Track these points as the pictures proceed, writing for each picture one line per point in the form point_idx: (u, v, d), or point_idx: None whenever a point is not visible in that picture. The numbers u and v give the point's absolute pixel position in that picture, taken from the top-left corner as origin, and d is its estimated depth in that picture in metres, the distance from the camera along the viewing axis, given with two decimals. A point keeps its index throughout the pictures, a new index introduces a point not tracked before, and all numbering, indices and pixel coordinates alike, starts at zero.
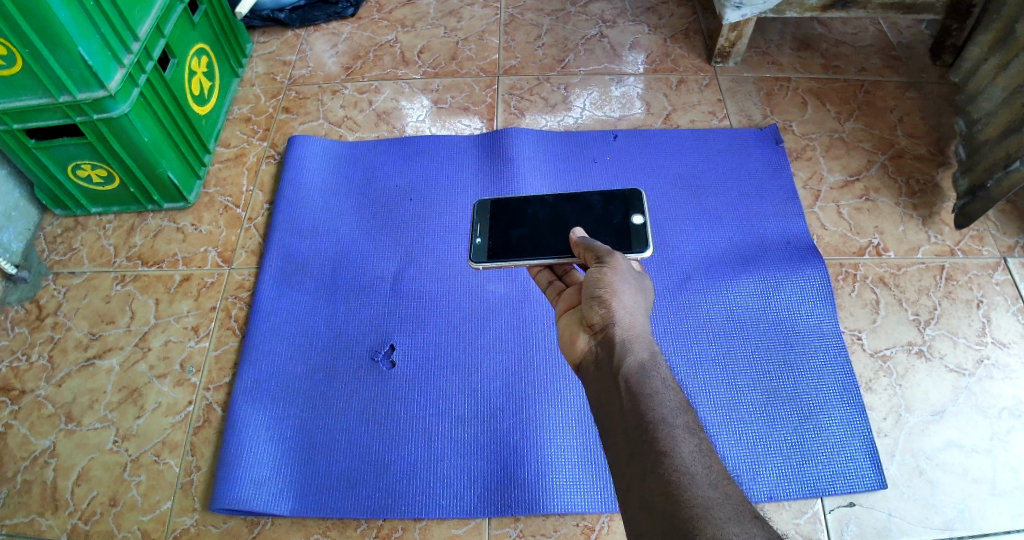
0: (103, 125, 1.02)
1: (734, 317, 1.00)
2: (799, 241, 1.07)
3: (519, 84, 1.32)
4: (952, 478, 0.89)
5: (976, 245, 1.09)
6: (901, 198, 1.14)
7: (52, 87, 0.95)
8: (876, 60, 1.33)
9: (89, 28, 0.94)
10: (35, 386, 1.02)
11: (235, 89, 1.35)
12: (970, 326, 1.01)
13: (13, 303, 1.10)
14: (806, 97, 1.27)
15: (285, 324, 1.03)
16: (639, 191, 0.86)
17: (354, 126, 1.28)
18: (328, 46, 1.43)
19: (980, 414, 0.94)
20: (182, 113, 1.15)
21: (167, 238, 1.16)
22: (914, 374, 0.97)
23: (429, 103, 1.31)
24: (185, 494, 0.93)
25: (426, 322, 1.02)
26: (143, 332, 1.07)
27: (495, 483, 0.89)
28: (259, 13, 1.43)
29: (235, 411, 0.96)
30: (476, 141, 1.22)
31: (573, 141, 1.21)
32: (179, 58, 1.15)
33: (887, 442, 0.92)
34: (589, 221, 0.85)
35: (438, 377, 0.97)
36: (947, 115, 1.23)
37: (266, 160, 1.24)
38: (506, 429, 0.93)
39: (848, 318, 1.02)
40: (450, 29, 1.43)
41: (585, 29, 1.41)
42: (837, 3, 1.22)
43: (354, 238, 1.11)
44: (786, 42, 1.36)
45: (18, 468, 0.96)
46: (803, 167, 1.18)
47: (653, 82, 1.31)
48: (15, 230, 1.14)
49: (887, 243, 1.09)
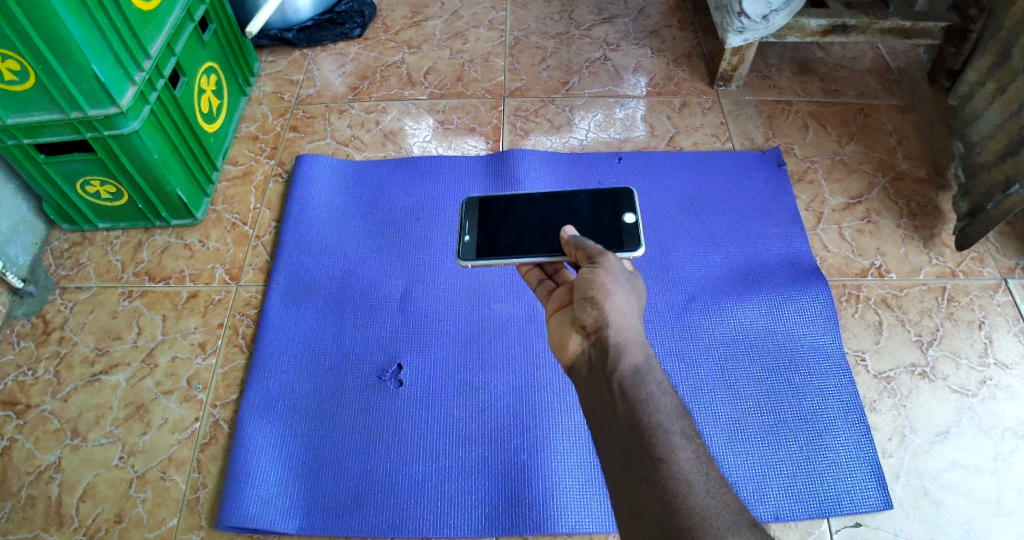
0: (114, 142, 1.04)
1: (737, 338, 1.01)
2: (802, 262, 1.08)
3: (524, 105, 1.34)
4: (956, 498, 0.90)
5: (977, 266, 1.10)
6: (902, 219, 1.15)
7: (64, 103, 0.97)
8: (874, 83, 1.35)
9: (102, 46, 0.95)
10: (41, 401, 1.03)
11: (243, 107, 1.37)
12: (972, 347, 1.02)
13: (20, 317, 1.11)
14: (807, 120, 1.29)
15: (293, 343, 1.04)
16: (628, 191, 0.88)
17: (362, 145, 1.29)
18: (335, 66, 1.44)
19: (984, 434, 0.95)
20: (191, 131, 1.17)
21: (175, 255, 1.17)
22: (918, 394, 0.98)
23: (435, 124, 1.32)
24: (192, 511, 0.93)
25: (433, 340, 1.03)
26: (149, 349, 1.07)
27: (503, 502, 0.90)
28: (268, 32, 1.45)
29: (243, 429, 0.97)
30: (483, 162, 1.23)
31: (578, 162, 1.23)
32: (189, 76, 1.16)
33: (892, 463, 0.93)
34: (578, 222, 0.86)
35: (446, 396, 0.98)
36: (946, 138, 1.25)
37: (274, 179, 1.26)
38: (515, 448, 0.93)
39: (850, 339, 1.03)
40: (456, 51, 1.45)
41: (589, 52, 1.43)
42: (836, 29, 1.24)
43: (361, 258, 1.12)
44: (786, 66, 1.38)
45: (23, 483, 0.96)
46: (805, 190, 1.19)
47: (657, 104, 1.33)
48: (22, 244, 1.15)
49: (889, 264, 1.11)
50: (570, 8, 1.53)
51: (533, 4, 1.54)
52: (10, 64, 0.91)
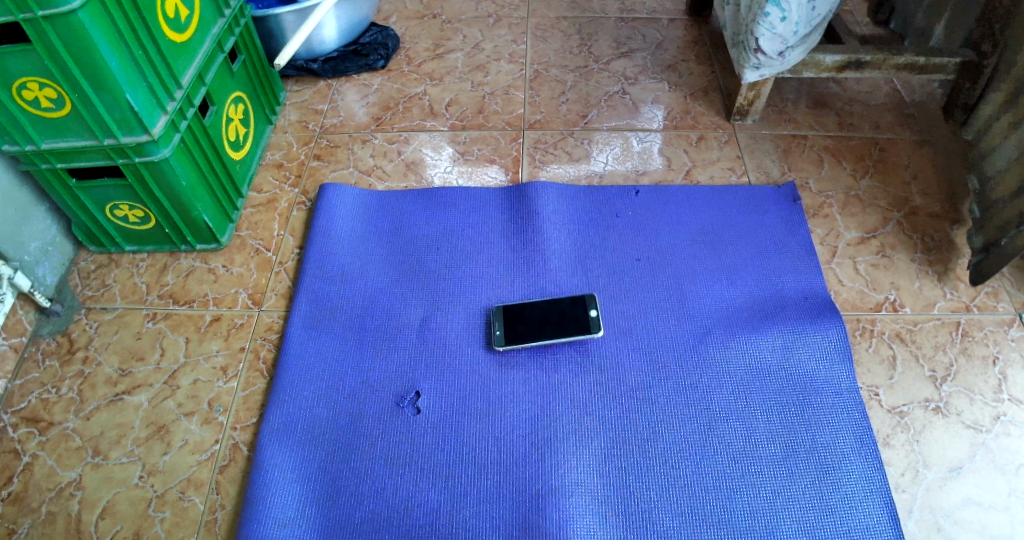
0: (144, 168, 1.07)
1: (751, 372, 1.02)
2: (817, 296, 1.09)
3: (544, 138, 1.37)
4: (969, 535, 0.89)
5: (991, 301, 1.11)
6: (917, 253, 1.16)
7: (98, 130, 1.00)
8: (890, 119, 1.36)
9: (137, 77, 0.99)
10: (64, 418, 1.05)
11: (268, 135, 1.41)
12: (987, 383, 1.02)
13: (45, 336, 1.14)
14: (822, 154, 1.31)
15: (313, 369, 1.05)
16: (591, 294, 1.09)
17: (383, 175, 1.32)
18: (359, 97, 1.48)
19: (998, 471, 0.94)
20: (218, 159, 1.20)
21: (199, 279, 1.20)
22: (931, 430, 0.98)
23: (455, 154, 1.35)
24: (209, 532, 0.95)
25: (451, 368, 1.05)
26: (171, 371, 1.10)
27: (513, 531, 0.90)
28: (294, 63, 1.49)
29: (262, 452, 0.98)
30: (502, 193, 1.26)
31: (596, 195, 1.25)
32: (218, 105, 1.20)
33: (905, 498, 0.93)
34: (547, 305, 1.08)
35: (461, 424, 0.99)
36: (961, 173, 1.26)
37: (297, 206, 1.29)
38: (528, 477, 0.94)
39: (865, 374, 1.04)
40: (477, 84, 1.49)
41: (608, 85, 1.46)
42: (852, 64, 1.26)
43: (381, 286, 1.14)
44: (802, 100, 1.40)
45: (44, 499, 0.98)
46: (820, 224, 1.21)
47: (674, 138, 1.35)
48: (50, 264, 1.18)
49: (903, 299, 1.11)
50: (589, 42, 1.57)
51: (553, 39, 1.58)
52: (48, 92, 0.95)
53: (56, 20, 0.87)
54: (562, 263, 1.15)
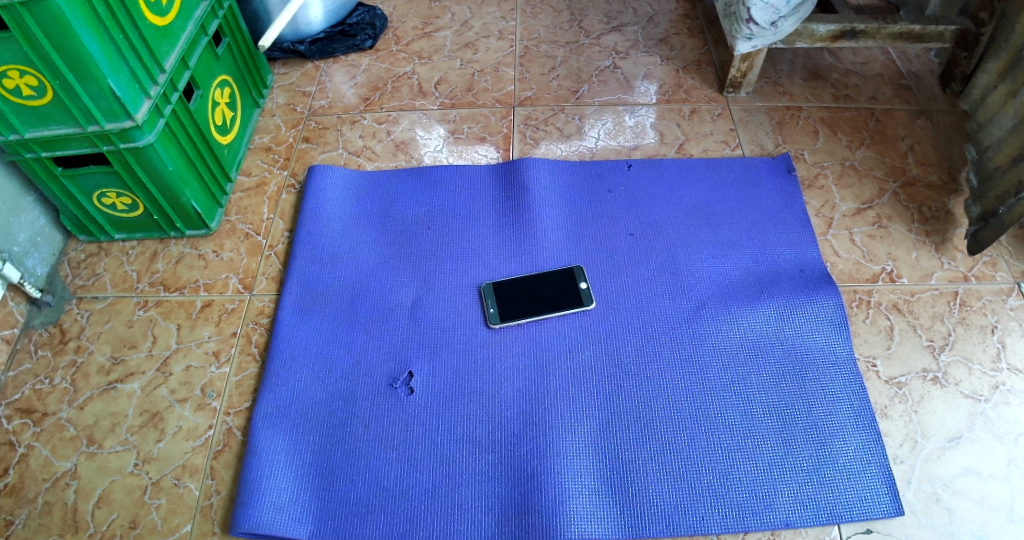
0: (130, 155, 1.05)
1: (747, 344, 1.01)
2: (813, 270, 1.08)
3: (534, 114, 1.35)
4: (969, 505, 0.89)
5: (989, 270, 1.10)
6: (914, 224, 1.15)
7: (81, 118, 0.98)
8: (886, 89, 1.35)
9: (119, 63, 0.97)
10: (57, 409, 1.04)
11: (256, 119, 1.39)
12: (985, 352, 1.01)
13: (37, 327, 1.13)
14: (818, 126, 1.29)
15: (304, 352, 1.04)
16: (579, 265, 1.09)
17: (373, 155, 1.31)
18: (347, 78, 1.46)
19: (997, 441, 0.93)
20: (205, 143, 1.19)
21: (190, 265, 1.19)
22: (930, 400, 0.97)
23: (445, 133, 1.34)
24: (205, 517, 0.94)
25: (444, 349, 1.04)
26: (164, 358, 1.09)
27: (511, 509, 0.89)
28: (281, 45, 1.48)
29: (254, 437, 0.97)
30: (493, 171, 1.25)
31: (587, 170, 1.23)
32: (203, 90, 1.18)
33: (903, 469, 0.92)
34: (539, 281, 1.08)
35: (455, 404, 0.98)
36: (959, 144, 1.25)
37: (286, 190, 1.27)
38: (524, 455, 0.93)
39: (862, 345, 1.03)
40: (466, 62, 1.47)
41: (599, 60, 1.45)
42: (846, 33, 1.24)
43: (372, 268, 1.13)
44: (797, 72, 1.39)
45: (40, 490, 0.97)
46: (816, 196, 1.19)
47: (666, 112, 1.34)
48: (39, 255, 1.17)
49: (900, 270, 1.10)
50: (580, 17, 1.55)
51: (543, 15, 1.56)
52: (28, 80, 0.93)
53: (34, 6, 0.85)
54: (554, 240, 1.14)
